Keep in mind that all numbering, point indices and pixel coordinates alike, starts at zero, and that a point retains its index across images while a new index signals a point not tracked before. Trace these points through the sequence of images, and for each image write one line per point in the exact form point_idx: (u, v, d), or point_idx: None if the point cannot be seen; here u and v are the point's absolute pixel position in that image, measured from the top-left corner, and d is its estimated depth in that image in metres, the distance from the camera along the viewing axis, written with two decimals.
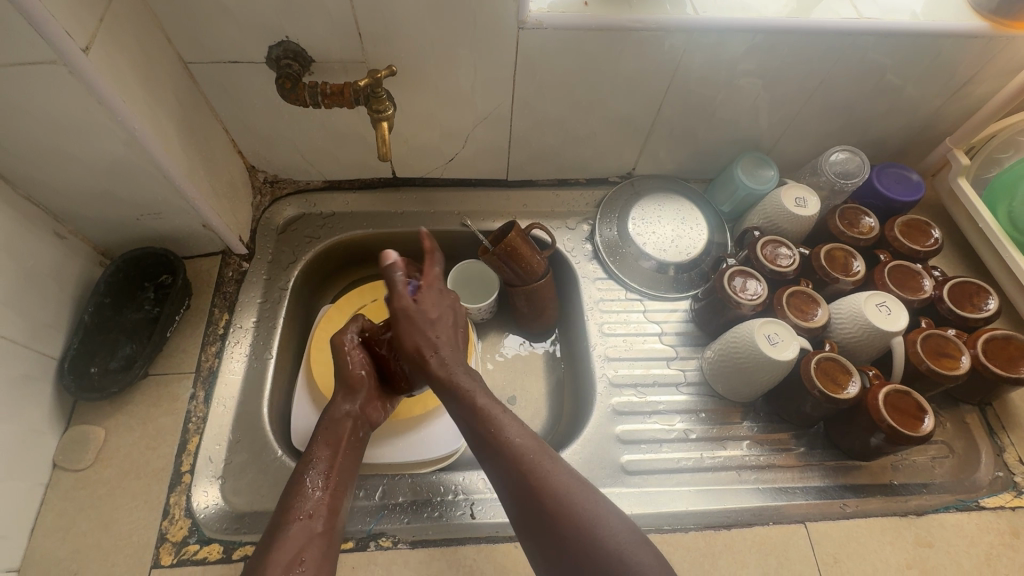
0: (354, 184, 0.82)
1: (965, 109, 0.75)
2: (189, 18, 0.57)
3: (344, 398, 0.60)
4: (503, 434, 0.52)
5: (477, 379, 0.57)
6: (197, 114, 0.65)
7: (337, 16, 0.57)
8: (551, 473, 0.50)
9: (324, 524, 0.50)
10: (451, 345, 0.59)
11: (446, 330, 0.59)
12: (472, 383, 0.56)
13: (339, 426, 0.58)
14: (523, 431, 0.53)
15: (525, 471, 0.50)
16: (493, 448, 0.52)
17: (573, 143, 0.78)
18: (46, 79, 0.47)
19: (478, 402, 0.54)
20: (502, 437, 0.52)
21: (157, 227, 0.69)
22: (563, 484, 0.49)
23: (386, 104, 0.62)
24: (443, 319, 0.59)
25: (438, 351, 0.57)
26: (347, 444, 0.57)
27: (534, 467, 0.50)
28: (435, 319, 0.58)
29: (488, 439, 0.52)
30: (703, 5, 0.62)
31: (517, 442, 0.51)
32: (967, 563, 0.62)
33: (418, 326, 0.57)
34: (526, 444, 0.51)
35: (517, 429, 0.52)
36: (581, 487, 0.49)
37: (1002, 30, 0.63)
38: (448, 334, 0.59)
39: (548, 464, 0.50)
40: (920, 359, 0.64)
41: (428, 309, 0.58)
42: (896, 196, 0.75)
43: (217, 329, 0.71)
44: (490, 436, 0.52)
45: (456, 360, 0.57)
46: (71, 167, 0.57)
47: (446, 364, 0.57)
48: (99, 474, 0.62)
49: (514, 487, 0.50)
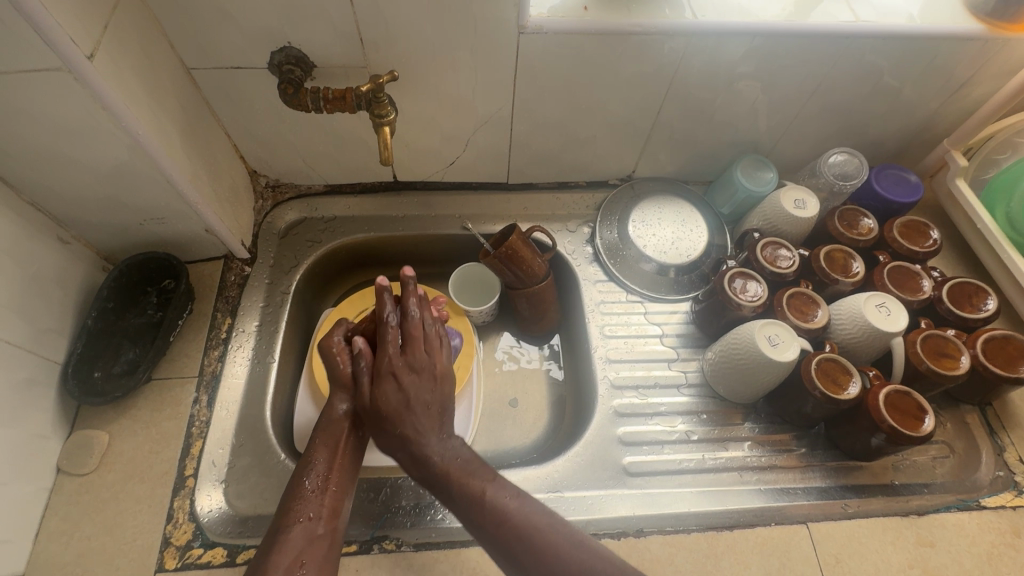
0: (356, 188, 0.82)
1: (963, 111, 0.76)
2: (192, 25, 0.57)
3: (342, 399, 0.59)
4: (491, 506, 0.51)
5: (455, 459, 0.54)
6: (200, 120, 0.65)
7: (339, 21, 0.58)
8: (547, 539, 0.49)
9: (325, 527, 0.51)
10: (421, 432, 0.55)
11: (416, 404, 0.56)
12: (449, 464, 0.53)
13: (338, 425, 0.57)
14: (513, 497, 0.52)
15: (511, 533, 0.50)
16: (483, 526, 0.51)
17: (574, 146, 0.78)
18: (51, 85, 0.48)
19: (460, 479, 0.53)
20: (490, 511, 0.51)
21: (160, 231, 0.69)
22: (560, 548, 0.49)
23: (388, 108, 0.63)
24: (404, 407, 0.55)
25: (407, 448, 0.54)
26: (347, 444, 0.57)
27: (527, 537, 0.49)
28: (395, 412, 0.55)
29: (477, 516, 0.51)
30: (701, 9, 0.63)
31: (506, 510, 0.51)
32: (969, 562, 0.62)
33: (381, 424, 0.56)
34: (516, 512, 0.51)
35: (497, 489, 0.52)
36: (579, 547, 0.49)
37: (998, 32, 0.64)
38: (420, 406, 0.56)
39: (540, 530, 0.50)
40: (919, 359, 0.65)
41: (385, 403, 0.55)
42: (894, 197, 0.75)
43: (219, 333, 0.71)
44: (478, 511, 0.51)
45: (430, 447, 0.54)
46: (75, 173, 0.57)
47: (420, 458, 0.54)
48: (103, 478, 0.62)
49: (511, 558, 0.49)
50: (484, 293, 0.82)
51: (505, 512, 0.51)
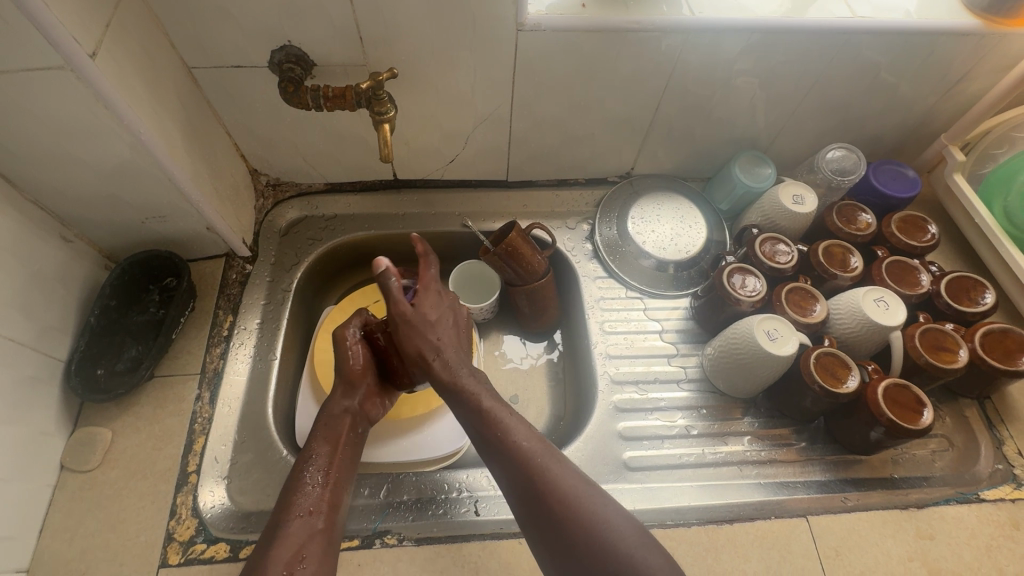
0: (356, 186, 0.83)
1: (960, 106, 0.76)
2: (193, 24, 0.57)
3: (342, 395, 0.61)
4: (510, 434, 0.53)
5: (482, 380, 0.58)
6: (201, 118, 0.65)
7: (338, 20, 0.58)
8: (558, 474, 0.51)
9: (324, 520, 0.51)
10: (453, 348, 0.59)
11: (449, 331, 0.60)
12: (477, 384, 0.57)
13: (337, 422, 0.59)
14: (529, 433, 0.54)
15: (532, 472, 0.50)
16: (499, 448, 0.52)
17: (572, 144, 0.79)
18: (54, 84, 0.48)
19: (485, 402, 0.55)
20: (507, 439, 0.53)
21: (161, 229, 0.69)
22: (570, 484, 0.50)
23: (388, 105, 0.63)
24: (444, 320, 0.60)
25: (442, 356, 0.58)
26: (346, 440, 0.58)
27: (540, 471, 0.50)
28: (436, 321, 0.59)
29: (496, 438, 0.53)
30: (699, 6, 0.63)
31: (524, 442, 0.52)
32: (968, 554, 0.62)
33: (419, 330, 0.58)
34: (532, 447, 0.52)
35: (522, 430, 0.53)
36: (586, 487, 0.50)
37: (994, 27, 0.64)
38: (450, 335, 0.60)
39: (553, 465, 0.51)
40: (918, 353, 0.65)
41: (429, 311, 0.59)
42: (892, 193, 0.75)
43: (221, 330, 0.72)
44: (496, 434, 0.53)
45: (461, 363, 0.58)
46: (77, 171, 0.58)
47: (451, 368, 0.58)
48: (106, 474, 0.62)
49: (519, 485, 0.51)
50: (484, 291, 0.83)
51: (522, 443, 0.52)
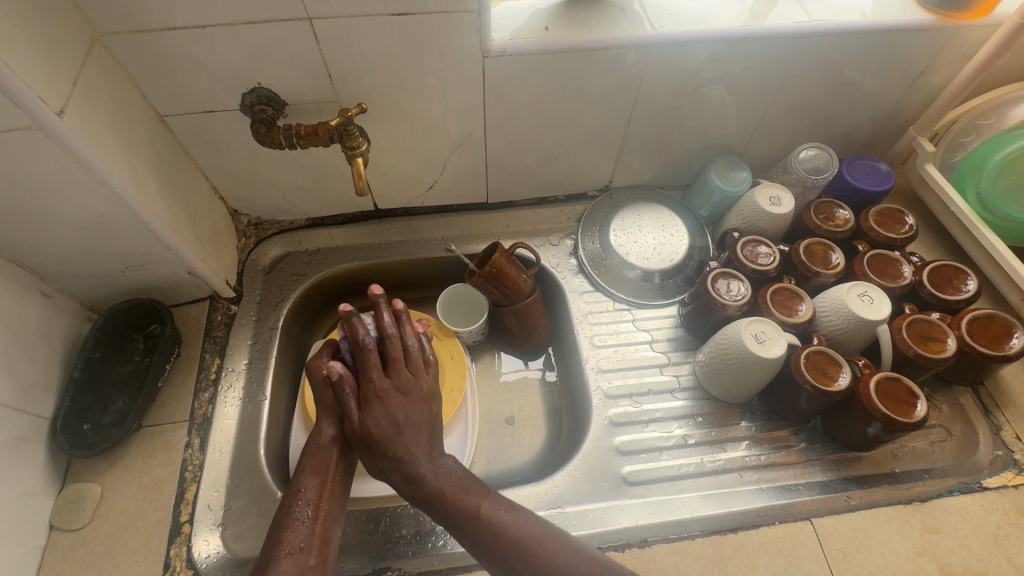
0: (337, 219, 0.83)
1: (925, 98, 0.78)
2: (163, 74, 0.58)
3: (328, 424, 0.59)
4: (487, 521, 0.52)
5: (448, 471, 0.56)
6: (177, 165, 0.66)
7: (305, 58, 0.59)
8: (544, 548, 0.51)
9: (317, 556, 0.50)
10: (412, 452, 0.55)
11: (403, 437, 0.55)
12: (443, 482, 0.54)
13: (325, 451, 0.57)
14: (508, 511, 0.53)
15: (513, 547, 0.51)
16: (484, 543, 0.51)
17: (549, 162, 0.80)
18: (22, 144, 0.48)
19: (456, 495, 0.54)
20: (488, 528, 0.52)
21: (143, 277, 0.69)
22: (559, 557, 0.50)
23: (359, 140, 0.64)
24: (394, 428, 0.55)
25: (401, 469, 0.55)
26: (335, 471, 0.56)
27: (526, 549, 0.50)
28: (384, 433, 0.55)
29: (476, 534, 0.52)
30: (660, 21, 0.65)
31: (503, 524, 0.52)
32: (976, 546, 0.61)
33: (370, 446, 0.55)
34: (513, 524, 0.52)
35: (491, 504, 0.53)
36: (577, 556, 0.50)
37: (948, 20, 0.66)
38: (408, 439, 0.55)
39: (539, 542, 0.51)
40: (907, 344, 0.65)
41: (374, 425, 0.55)
42: (867, 187, 0.76)
43: (208, 374, 0.71)
44: (475, 526, 0.52)
45: (421, 466, 0.55)
46: (54, 228, 0.58)
47: (414, 477, 0.54)
48: (97, 531, 0.61)
49: (514, 569, 0.50)
50: (473, 313, 0.83)
51: (503, 526, 0.52)
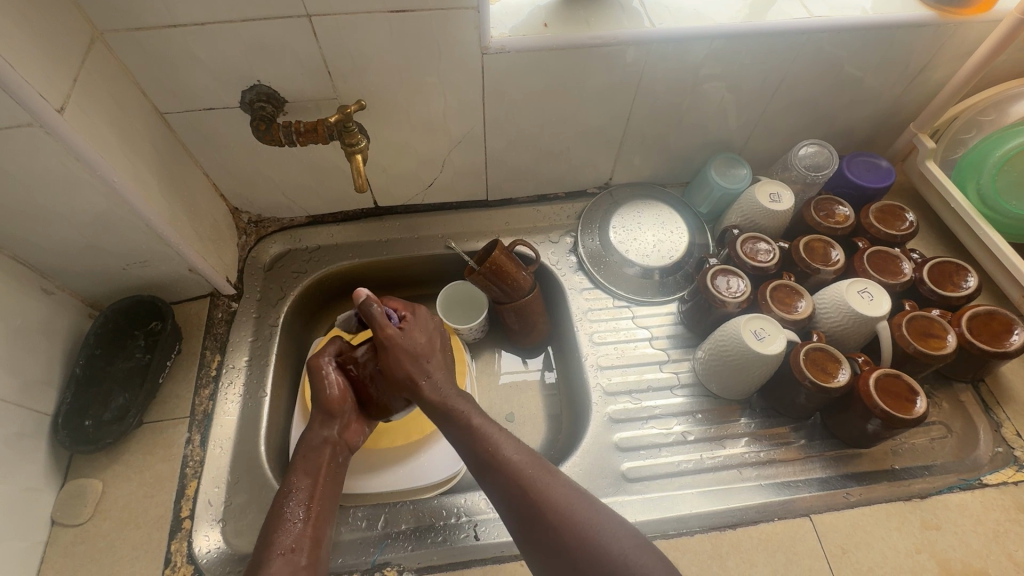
0: (337, 217, 0.83)
1: (926, 95, 0.78)
2: (163, 71, 0.58)
3: (321, 425, 0.59)
4: (498, 446, 0.54)
5: (470, 401, 0.58)
6: (178, 162, 0.66)
7: (305, 55, 0.59)
8: (545, 481, 0.51)
9: (308, 557, 0.50)
10: (440, 369, 0.60)
11: (435, 355, 0.60)
12: (466, 404, 0.58)
13: (316, 453, 0.58)
14: (520, 447, 0.54)
15: (514, 473, 0.52)
16: (489, 463, 0.53)
17: (549, 159, 0.80)
18: (23, 141, 0.48)
19: (475, 419, 0.56)
20: (495, 453, 0.53)
21: (143, 274, 0.70)
22: (554, 486, 0.51)
23: (358, 137, 0.64)
24: (432, 342, 0.60)
25: (429, 380, 0.58)
26: (327, 472, 0.57)
27: (528, 475, 0.52)
28: (424, 344, 0.59)
29: (483, 454, 0.54)
30: (659, 18, 0.65)
31: (514, 456, 0.53)
32: (976, 542, 0.61)
33: (411, 353, 0.58)
34: (519, 457, 0.53)
35: (508, 440, 0.55)
36: (571, 490, 0.51)
37: (948, 17, 0.65)
38: (437, 359, 0.60)
39: (542, 475, 0.52)
40: (907, 341, 0.65)
41: (417, 335, 0.59)
42: (867, 184, 0.76)
43: (209, 371, 0.72)
44: (488, 448, 0.54)
45: (445, 383, 0.59)
46: (55, 225, 0.58)
47: (437, 390, 0.58)
48: (98, 527, 0.61)
49: (509, 496, 0.51)
50: (473, 311, 0.83)
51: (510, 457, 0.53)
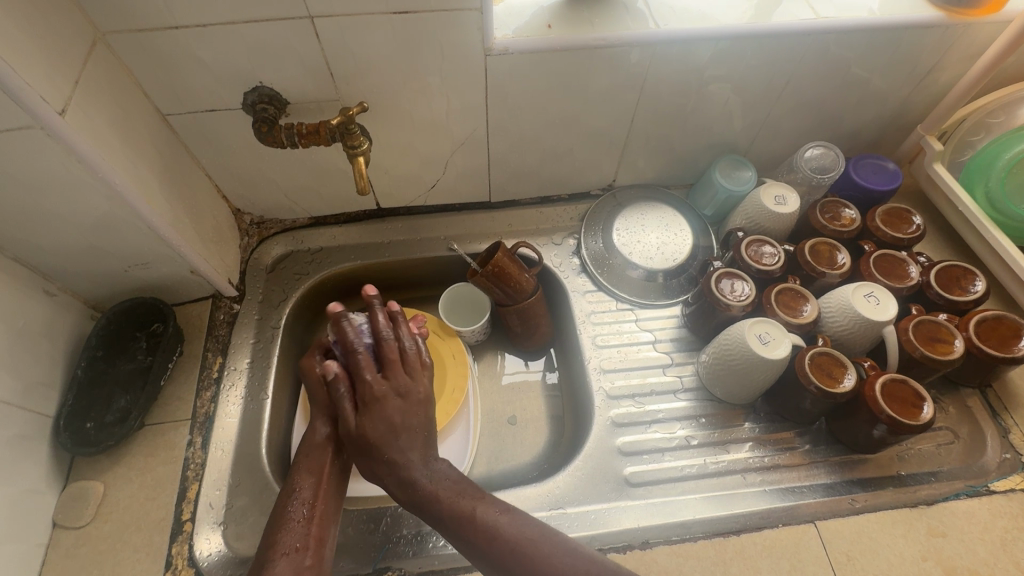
0: (339, 218, 0.83)
1: (934, 96, 0.77)
2: (165, 73, 0.58)
3: (322, 423, 0.60)
4: (482, 524, 0.51)
5: (444, 473, 0.55)
6: (180, 164, 0.66)
7: (307, 57, 0.59)
8: (541, 552, 0.49)
9: (313, 556, 0.50)
10: (407, 455, 0.55)
11: (397, 442, 0.55)
12: (438, 485, 0.54)
13: (320, 451, 0.58)
14: (497, 517, 0.52)
15: (507, 551, 0.50)
16: (479, 546, 0.51)
17: (552, 161, 0.79)
18: (23, 143, 0.48)
19: (449, 501, 0.53)
20: (482, 531, 0.51)
21: (145, 276, 0.69)
22: (554, 558, 0.49)
23: (360, 139, 0.63)
24: (391, 432, 0.55)
25: (395, 473, 0.54)
26: (330, 469, 0.57)
27: (520, 551, 0.50)
28: (379, 439, 0.55)
29: (469, 537, 0.51)
30: (664, 19, 0.64)
31: (497, 529, 0.51)
32: (983, 550, 0.61)
33: (367, 450, 0.55)
34: (507, 529, 0.51)
35: (487, 508, 0.53)
36: (573, 556, 0.50)
37: (957, 17, 0.65)
38: (402, 444, 0.55)
39: (537, 545, 0.50)
40: (913, 346, 0.64)
41: (371, 430, 0.55)
42: (874, 186, 0.75)
43: (211, 373, 0.71)
44: (470, 530, 0.51)
45: (415, 469, 0.54)
46: (56, 227, 0.58)
47: (407, 482, 0.54)
48: (100, 529, 0.61)
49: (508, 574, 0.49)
50: (477, 315, 0.82)
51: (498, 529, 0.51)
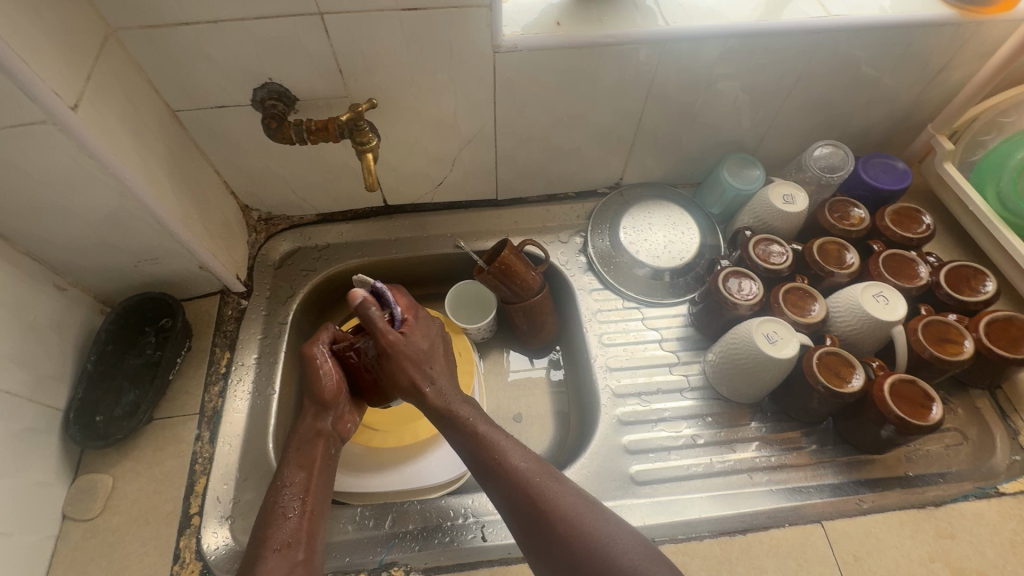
0: (347, 215, 0.83)
1: (945, 95, 0.76)
2: (175, 69, 0.58)
3: (314, 416, 0.59)
4: (506, 456, 0.52)
5: (476, 408, 0.57)
6: (189, 160, 0.66)
7: (316, 54, 0.59)
8: (557, 493, 0.50)
9: (304, 551, 0.50)
10: (444, 374, 0.59)
11: (438, 358, 0.59)
12: (471, 415, 0.56)
13: (311, 444, 0.58)
14: (527, 455, 0.53)
15: (525, 485, 0.50)
16: (498, 476, 0.51)
17: (560, 158, 0.79)
18: (37, 139, 0.49)
19: (480, 431, 0.54)
20: (505, 462, 0.52)
21: (154, 271, 0.70)
22: (567, 499, 0.49)
23: (369, 135, 0.63)
24: (436, 347, 0.60)
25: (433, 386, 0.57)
26: (322, 463, 0.57)
27: (539, 487, 0.50)
28: (428, 349, 0.59)
29: (492, 465, 0.52)
30: (673, 16, 0.64)
31: (521, 465, 0.52)
32: (992, 552, 0.60)
33: (415, 358, 0.57)
34: (530, 467, 0.51)
35: (515, 446, 0.53)
36: (585, 503, 0.50)
37: (970, 16, 0.64)
38: (441, 362, 0.59)
39: (554, 485, 0.51)
40: (922, 346, 0.64)
41: (420, 340, 0.58)
42: (883, 185, 0.75)
43: (219, 368, 0.72)
44: (494, 457, 0.52)
45: (449, 389, 0.57)
46: (67, 221, 0.58)
47: (440, 397, 0.57)
48: (108, 522, 0.62)
49: (520, 507, 0.50)
50: (480, 311, 0.83)
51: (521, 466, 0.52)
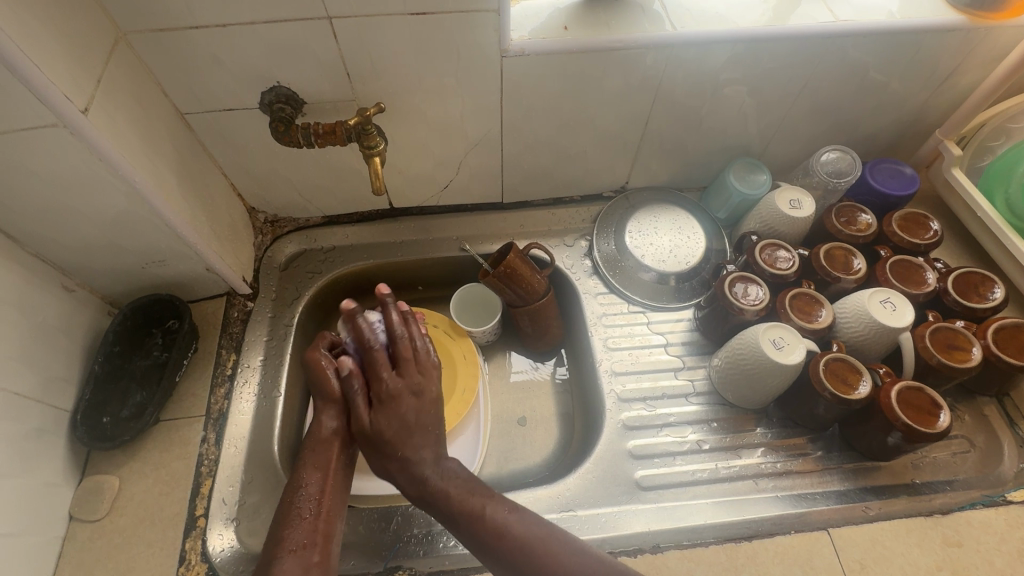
0: (352, 218, 0.84)
1: (954, 100, 0.76)
2: (184, 72, 0.59)
3: (331, 417, 0.60)
4: (490, 521, 0.53)
5: (456, 473, 0.58)
6: (197, 162, 0.67)
7: (324, 57, 0.59)
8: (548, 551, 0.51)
9: (320, 553, 0.51)
10: (419, 452, 0.58)
11: (410, 439, 0.58)
12: (449, 484, 0.56)
13: (325, 445, 0.58)
14: (513, 514, 0.54)
15: (513, 547, 0.51)
16: (487, 543, 0.52)
17: (565, 162, 0.79)
18: (47, 141, 0.49)
19: (460, 498, 0.55)
20: (491, 527, 0.52)
21: (161, 273, 0.70)
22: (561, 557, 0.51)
23: (377, 139, 0.64)
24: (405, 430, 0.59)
25: (407, 469, 0.58)
26: (337, 465, 0.57)
27: (528, 549, 0.51)
28: (393, 438, 0.58)
29: (478, 534, 0.53)
30: (680, 21, 0.64)
31: (506, 526, 0.52)
32: (1000, 561, 0.60)
33: (379, 445, 0.58)
34: (518, 527, 0.52)
35: (497, 506, 0.54)
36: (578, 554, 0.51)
37: (979, 21, 0.64)
38: (415, 441, 0.58)
39: (544, 543, 0.52)
40: (930, 353, 0.63)
41: (384, 428, 0.58)
42: (890, 191, 0.75)
43: (225, 369, 0.72)
44: (480, 526, 0.53)
45: (428, 463, 0.58)
46: (75, 223, 0.59)
47: (417, 477, 0.57)
48: (115, 522, 0.62)
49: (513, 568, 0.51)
50: (484, 315, 0.82)
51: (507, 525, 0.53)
